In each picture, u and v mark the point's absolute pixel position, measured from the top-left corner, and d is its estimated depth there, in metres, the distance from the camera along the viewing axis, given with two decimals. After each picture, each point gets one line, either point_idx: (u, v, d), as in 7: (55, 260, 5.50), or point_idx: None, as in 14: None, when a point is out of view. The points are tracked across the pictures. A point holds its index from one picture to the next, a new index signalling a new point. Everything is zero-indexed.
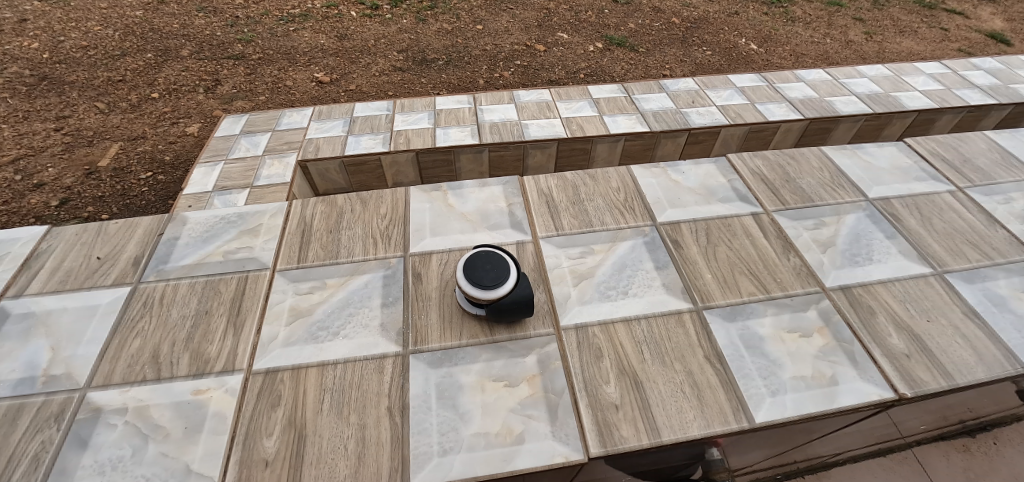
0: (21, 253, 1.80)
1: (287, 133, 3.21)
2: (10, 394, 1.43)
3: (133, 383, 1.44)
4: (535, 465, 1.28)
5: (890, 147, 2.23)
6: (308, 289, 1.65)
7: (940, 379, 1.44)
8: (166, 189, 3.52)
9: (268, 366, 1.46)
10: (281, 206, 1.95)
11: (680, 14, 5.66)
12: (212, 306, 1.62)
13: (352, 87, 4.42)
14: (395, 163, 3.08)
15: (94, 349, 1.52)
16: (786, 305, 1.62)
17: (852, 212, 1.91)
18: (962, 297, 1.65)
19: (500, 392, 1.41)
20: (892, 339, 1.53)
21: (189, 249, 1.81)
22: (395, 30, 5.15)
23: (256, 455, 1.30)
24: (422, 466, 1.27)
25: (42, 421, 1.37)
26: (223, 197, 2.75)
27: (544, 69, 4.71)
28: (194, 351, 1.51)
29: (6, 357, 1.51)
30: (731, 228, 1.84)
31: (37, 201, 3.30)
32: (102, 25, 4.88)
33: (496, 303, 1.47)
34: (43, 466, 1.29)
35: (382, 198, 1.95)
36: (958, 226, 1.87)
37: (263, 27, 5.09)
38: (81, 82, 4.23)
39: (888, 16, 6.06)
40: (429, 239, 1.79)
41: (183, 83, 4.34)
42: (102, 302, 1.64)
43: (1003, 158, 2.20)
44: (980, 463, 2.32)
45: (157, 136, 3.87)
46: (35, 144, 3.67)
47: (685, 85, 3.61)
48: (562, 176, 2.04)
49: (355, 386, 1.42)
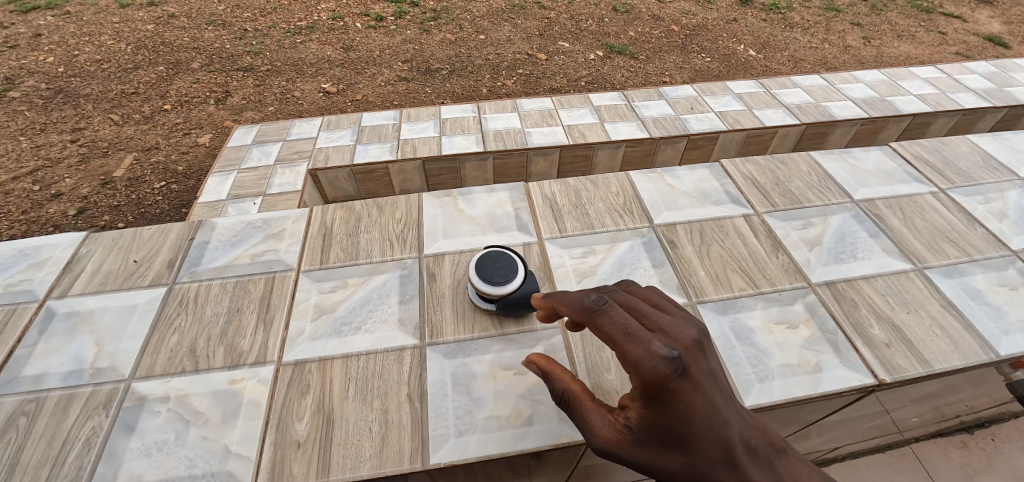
0: (62, 257, 1.94)
1: (298, 142, 3.37)
2: (60, 385, 1.56)
3: (173, 374, 1.57)
4: (543, 444, 1.39)
5: (875, 151, 2.35)
6: (331, 288, 1.78)
7: (918, 366, 1.56)
8: (180, 198, 3.67)
9: (297, 357, 1.59)
10: (303, 212, 2.08)
11: (679, 22, 5.82)
12: (243, 304, 1.75)
13: (358, 97, 4.58)
14: (403, 170, 3.23)
15: (135, 344, 1.65)
16: (775, 299, 1.74)
17: (838, 213, 2.03)
18: (940, 291, 1.77)
19: (510, 379, 1.53)
20: (873, 329, 1.65)
21: (219, 252, 1.93)
22: (400, 41, 5.31)
23: (289, 437, 1.43)
24: (440, 445, 1.39)
25: (92, 409, 1.50)
26: (237, 205, 2.92)
27: (546, 78, 4.86)
28: (228, 345, 1.63)
29: (54, 352, 1.65)
30: (724, 228, 1.96)
31: (56, 210, 3.46)
32: (115, 39, 5.07)
33: (507, 297, 1.59)
34: (94, 449, 1.43)
35: (397, 204, 2.09)
36: (938, 225, 1.99)
37: (272, 39, 5.27)
38: (96, 95, 4.42)
39: (886, 20, 6.21)
40: (441, 241, 1.92)
41: (195, 95, 4.51)
42: (141, 301, 1.78)
43: (984, 160, 2.33)
44: (977, 460, 2.52)
45: (170, 147, 4.03)
46: (53, 155, 3.84)
47: (683, 92, 3.76)
48: (565, 182, 2.17)
49: (377, 375, 1.54)
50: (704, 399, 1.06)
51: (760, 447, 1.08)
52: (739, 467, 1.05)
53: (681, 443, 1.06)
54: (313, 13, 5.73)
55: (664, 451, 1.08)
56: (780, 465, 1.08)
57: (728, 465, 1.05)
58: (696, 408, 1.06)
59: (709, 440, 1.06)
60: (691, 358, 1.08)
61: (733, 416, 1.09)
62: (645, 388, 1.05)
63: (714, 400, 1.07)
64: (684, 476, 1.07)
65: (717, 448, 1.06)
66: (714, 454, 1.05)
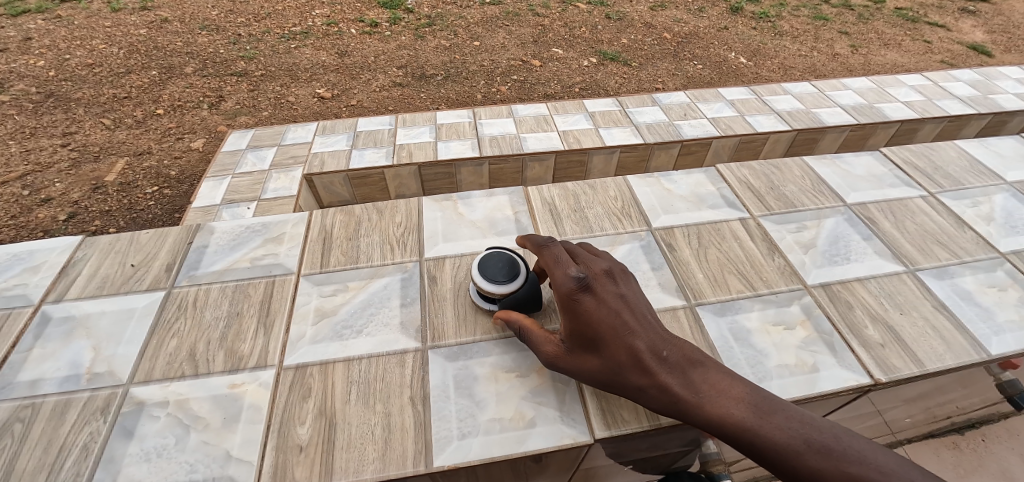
0: (58, 261, 1.93)
1: (293, 147, 3.36)
2: (57, 391, 1.55)
3: (172, 379, 1.56)
4: (545, 446, 1.40)
5: (866, 156, 2.39)
6: (332, 291, 1.78)
7: (912, 365, 1.59)
8: (172, 203, 3.64)
9: (298, 361, 1.59)
10: (302, 216, 2.08)
11: (671, 30, 5.89)
12: (242, 308, 1.74)
13: (353, 102, 4.59)
14: (398, 175, 3.23)
15: (133, 349, 1.64)
16: (772, 301, 1.76)
17: (832, 216, 2.07)
18: (932, 292, 1.80)
19: (512, 382, 1.54)
20: (868, 330, 1.68)
21: (218, 256, 1.93)
22: (394, 47, 5.33)
23: (291, 441, 1.42)
24: (443, 448, 1.40)
25: (90, 414, 1.49)
26: (231, 210, 2.91)
27: (540, 84, 4.89)
28: (228, 349, 1.63)
29: (51, 357, 1.63)
30: (720, 232, 1.99)
31: (45, 215, 3.42)
32: (107, 43, 5.05)
33: (517, 292, 1.59)
34: (92, 456, 1.42)
35: (397, 208, 2.09)
36: (929, 228, 2.03)
37: (266, 44, 5.28)
38: (87, 100, 4.39)
39: (873, 29, 6.33)
40: (441, 245, 1.93)
41: (188, 100, 4.50)
42: (138, 306, 1.77)
43: (971, 165, 2.38)
44: (969, 460, 2.57)
45: (162, 152, 4.01)
46: (43, 160, 3.81)
47: (676, 98, 3.80)
48: (563, 186, 2.20)
49: (379, 378, 1.54)
50: (611, 311, 1.36)
51: (670, 356, 1.34)
52: (644, 366, 1.32)
53: (597, 348, 1.36)
54: (307, 19, 5.74)
55: (585, 355, 1.38)
56: (688, 369, 1.32)
57: (636, 366, 1.33)
58: (605, 319, 1.35)
59: (617, 346, 1.34)
60: (599, 282, 1.41)
61: (641, 328, 1.36)
62: (562, 301, 1.38)
63: (623, 315, 1.36)
64: (602, 376, 1.36)
65: (625, 354, 1.33)
66: (623, 357, 1.34)
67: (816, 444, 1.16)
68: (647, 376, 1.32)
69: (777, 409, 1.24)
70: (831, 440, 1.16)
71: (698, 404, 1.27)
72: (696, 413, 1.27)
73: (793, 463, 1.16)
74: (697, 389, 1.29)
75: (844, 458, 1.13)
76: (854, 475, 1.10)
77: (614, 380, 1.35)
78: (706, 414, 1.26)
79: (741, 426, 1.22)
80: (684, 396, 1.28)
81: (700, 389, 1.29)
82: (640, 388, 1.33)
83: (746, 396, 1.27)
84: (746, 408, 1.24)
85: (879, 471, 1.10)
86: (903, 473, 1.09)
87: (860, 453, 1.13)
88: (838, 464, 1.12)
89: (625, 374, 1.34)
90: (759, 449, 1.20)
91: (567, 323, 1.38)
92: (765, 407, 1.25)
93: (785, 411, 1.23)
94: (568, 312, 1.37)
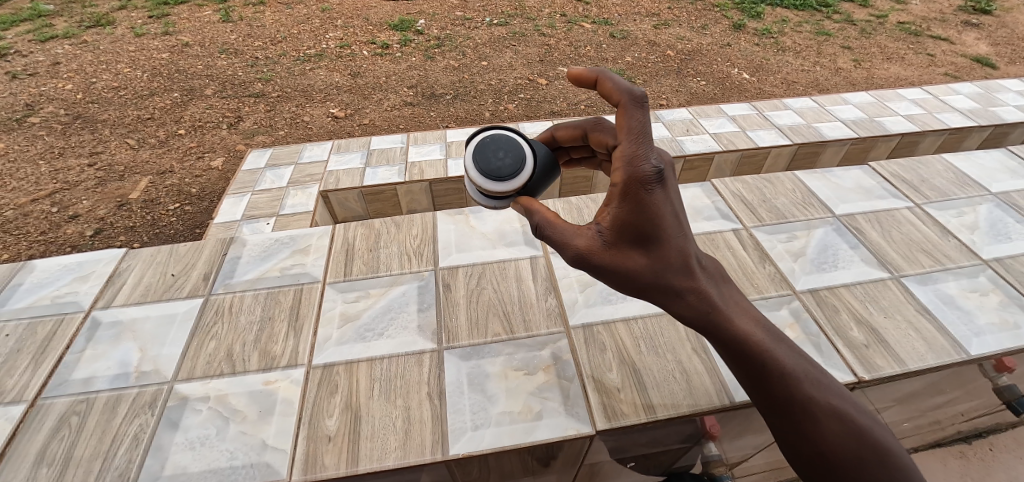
0: (104, 271, 2.11)
1: (310, 166, 3.55)
2: (109, 387, 1.71)
3: (212, 376, 1.72)
4: (551, 436, 1.53)
5: (855, 170, 2.53)
6: (354, 297, 1.94)
7: (894, 365, 1.70)
8: (193, 219, 3.83)
9: (326, 361, 1.74)
10: (326, 229, 2.25)
11: (675, 47, 6.09)
12: (274, 313, 1.90)
13: (365, 121, 4.79)
14: (410, 191, 3.41)
15: (176, 349, 1.80)
16: (762, 305, 1.89)
17: (821, 227, 2.20)
18: (915, 297, 1.92)
19: (521, 379, 1.68)
20: (853, 332, 1.80)
21: (250, 266, 2.10)
22: (404, 68, 5.57)
23: (320, 432, 1.56)
24: (458, 438, 1.53)
25: (139, 407, 1.65)
26: (251, 226, 3.09)
27: (546, 102, 5.08)
28: (262, 350, 1.78)
29: (102, 357, 1.80)
30: (715, 242, 2.13)
31: (73, 231, 3.63)
32: (131, 68, 5.33)
33: (533, 175, 1.52)
34: (142, 444, 1.56)
35: (413, 222, 2.26)
36: (914, 237, 2.16)
37: (282, 66, 5.53)
38: (113, 121, 4.64)
39: (875, 43, 6.48)
40: (455, 255, 2.09)
41: (208, 120, 4.74)
42: (179, 311, 1.93)
43: (957, 177, 2.50)
44: (976, 469, 2.63)
45: (183, 171, 4.22)
46: (70, 179, 4.03)
47: (679, 115, 3.97)
48: (568, 201, 2.36)
49: (399, 376, 1.69)
50: (677, 210, 1.25)
51: (706, 267, 1.32)
52: (690, 272, 1.27)
53: (649, 247, 1.25)
54: (321, 41, 6.00)
55: (631, 252, 1.25)
56: (719, 284, 1.33)
57: (681, 270, 1.27)
58: (670, 218, 1.23)
59: (672, 248, 1.26)
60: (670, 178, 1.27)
61: (690, 236, 1.30)
62: (629, 187, 1.22)
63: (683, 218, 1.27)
64: (644, 276, 1.25)
65: (676, 257, 1.26)
66: (673, 260, 1.26)
67: (813, 376, 1.26)
68: (690, 281, 1.27)
69: (783, 338, 1.30)
70: (822, 375, 1.26)
71: (728, 317, 1.27)
72: (724, 328, 1.27)
73: (793, 388, 1.23)
74: (728, 304, 1.30)
75: (829, 391, 1.25)
76: (837, 407, 1.22)
77: (653, 282, 1.26)
78: (733, 329, 1.27)
79: (760, 346, 1.26)
80: (718, 307, 1.28)
81: (730, 305, 1.30)
82: (678, 292, 1.27)
83: (761, 320, 1.32)
84: (763, 331, 1.29)
85: (854, 406, 1.24)
86: (869, 414, 1.25)
87: (840, 389, 1.26)
88: (826, 395, 1.24)
89: (669, 276, 1.26)
90: (767, 370, 1.25)
91: (626, 213, 1.23)
92: (775, 334, 1.30)
93: (789, 341, 1.30)
94: (637, 200, 1.21)
